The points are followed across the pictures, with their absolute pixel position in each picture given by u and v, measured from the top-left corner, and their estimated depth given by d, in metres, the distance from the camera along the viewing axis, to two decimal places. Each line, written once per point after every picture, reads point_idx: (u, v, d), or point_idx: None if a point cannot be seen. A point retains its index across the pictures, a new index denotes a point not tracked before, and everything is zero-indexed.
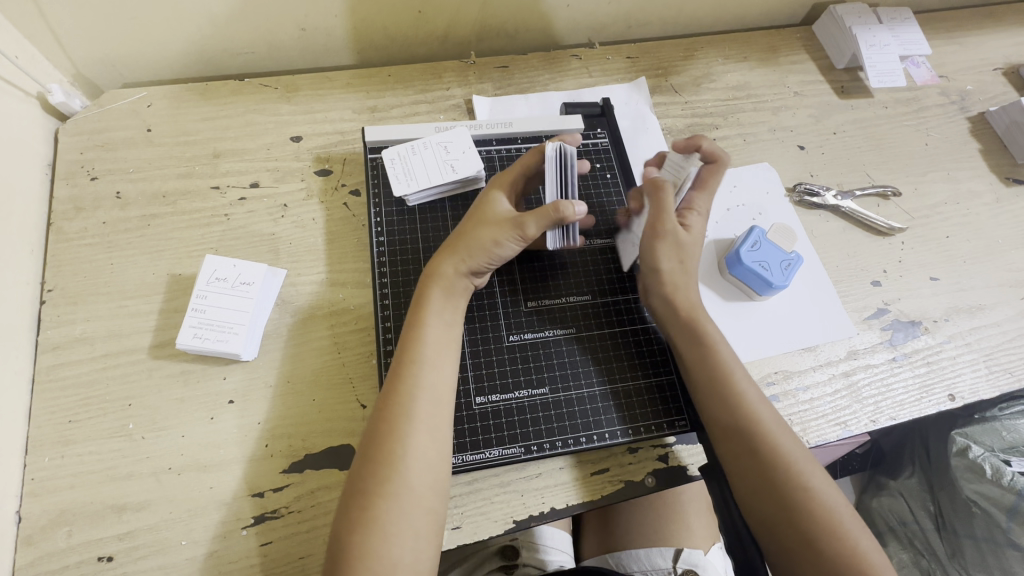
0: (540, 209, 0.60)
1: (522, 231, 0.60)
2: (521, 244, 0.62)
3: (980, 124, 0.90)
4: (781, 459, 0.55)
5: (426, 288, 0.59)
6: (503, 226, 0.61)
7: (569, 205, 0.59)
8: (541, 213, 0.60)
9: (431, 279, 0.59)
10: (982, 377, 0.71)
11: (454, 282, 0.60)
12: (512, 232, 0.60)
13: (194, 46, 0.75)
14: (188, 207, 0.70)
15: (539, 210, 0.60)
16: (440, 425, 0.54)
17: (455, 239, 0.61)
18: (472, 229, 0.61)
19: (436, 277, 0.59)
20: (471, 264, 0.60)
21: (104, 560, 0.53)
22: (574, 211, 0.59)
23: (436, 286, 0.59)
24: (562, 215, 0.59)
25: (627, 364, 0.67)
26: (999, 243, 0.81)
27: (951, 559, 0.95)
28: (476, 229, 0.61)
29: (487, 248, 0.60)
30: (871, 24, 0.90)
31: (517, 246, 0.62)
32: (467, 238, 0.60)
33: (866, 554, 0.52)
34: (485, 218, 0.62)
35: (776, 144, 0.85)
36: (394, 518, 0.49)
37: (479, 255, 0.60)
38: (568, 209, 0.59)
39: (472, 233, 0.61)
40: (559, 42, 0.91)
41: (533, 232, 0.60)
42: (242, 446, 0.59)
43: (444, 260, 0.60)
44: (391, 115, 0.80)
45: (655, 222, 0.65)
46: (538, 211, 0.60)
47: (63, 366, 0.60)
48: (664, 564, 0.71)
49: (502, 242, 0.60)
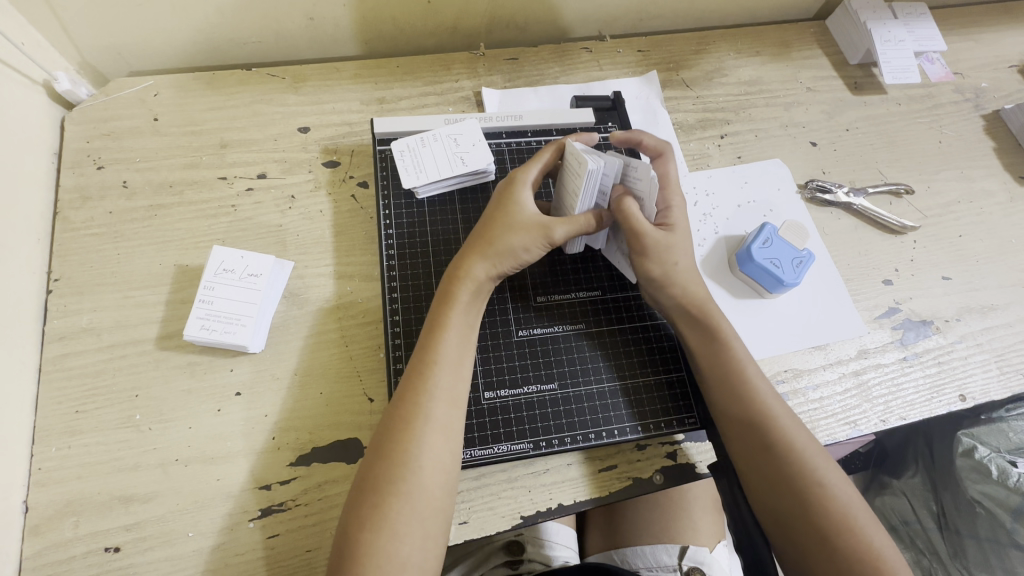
0: (572, 219, 0.61)
1: (552, 238, 0.61)
2: (547, 249, 0.62)
3: (994, 122, 0.90)
4: (796, 458, 0.55)
5: (454, 290, 0.58)
6: (533, 231, 0.60)
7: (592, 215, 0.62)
8: (573, 223, 0.61)
9: (458, 280, 0.59)
10: (994, 377, 0.71)
11: (484, 285, 0.60)
12: (542, 238, 0.60)
13: (201, 35, 0.74)
14: (195, 198, 0.70)
15: (571, 220, 0.61)
16: (454, 424, 0.54)
17: (484, 242, 0.60)
18: (503, 232, 0.60)
19: (465, 279, 0.59)
20: (500, 268, 0.60)
21: (111, 551, 0.53)
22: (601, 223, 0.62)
23: (464, 286, 0.58)
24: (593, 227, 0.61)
25: (636, 361, 0.66)
26: (1012, 242, 0.80)
27: (953, 558, 0.95)
28: (506, 234, 0.60)
29: (517, 254, 0.60)
30: (885, 19, 0.89)
31: (543, 251, 0.62)
32: (497, 243, 0.60)
33: (881, 552, 0.52)
34: (514, 222, 0.61)
35: (788, 140, 0.84)
36: (407, 517, 0.49)
37: (508, 260, 0.60)
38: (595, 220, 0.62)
39: (502, 238, 0.60)
40: (569, 35, 0.90)
41: (562, 239, 0.61)
42: (249, 438, 0.59)
43: (476, 263, 0.59)
44: (400, 107, 0.79)
45: (632, 238, 0.62)
46: (567, 219, 0.61)
47: (70, 356, 0.60)
48: (669, 561, 0.70)
49: (532, 249, 0.61)
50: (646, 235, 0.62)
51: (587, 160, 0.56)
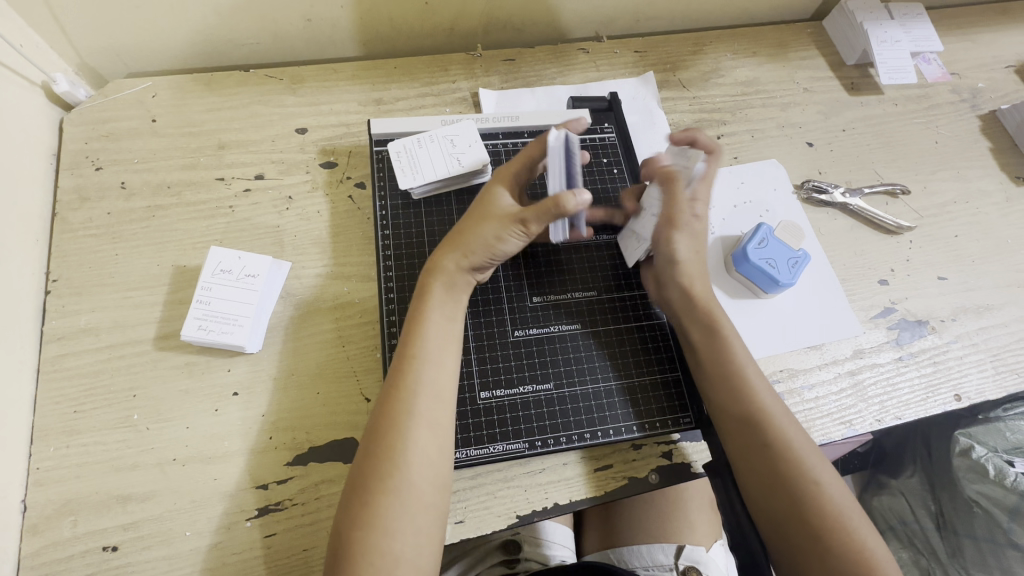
0: (539, 203, 0.58)
1: (524, 225, 0.59)
2: (522, 237, 0.61)
3: (991, 123, 0.90)
4: (790, 456, 0.55)
5: (428, 284, 0.59)
6: (503, 220, 0.60)
7: (570, 197, 0.57)
8: (539, 206, 0.58)
9: (432, 274, 0.59)
10: (989, 377, 0.71)
11: (456, 277, 0.59)
12: (512, 225, 0.59)
13: (199, 36, 0.74)
14: (193, 199, 0.70)
15: (537, 204, 0.59)
16: (444, 421, 0.54)
17: (456, 236, 0.61)
18: (474, 224, 0.60)
19: (437, 272, 0.59)
20: (471, 258, 0.60)
21: (109, 550, 0.54)
22: (576, 203, 0.57)
23: (437, 280, 0.59)
24: (562, 207, 0.57)
25: (632, 361, 0.66)
26: (1008, 242, 0.80)
27: (951, 558, 0.95)
28: (476, 225, 0.60)
29: (488, 243, 0.59)
30: (882, 19, 0.89)
31: (519, 239, 0.61)
32: (467, 235, 0.60)
33: (873, 552, 0.52)
34: (486, 213, 0.61)
35: (784, 140, 0.85)
36: (396, 513, 0.49)
37: (479, 250, 0.60)
38: (569, 201, 0.57)
39: (472, 229, 0.60)
40: (567, 35, 0.90)
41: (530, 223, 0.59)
42: (246, 438, 0.59)
43: (447, 255, 0.60)
44: (397, 108, 0.79)
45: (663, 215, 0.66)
46: (537, 204, 0.59)
47: (68, 356, 0.60)
48: (665, 560, 0.71)
49: (502, 238, 0.60)
50: (677, 215, 0.66)
51: (552, 133, 0.62)
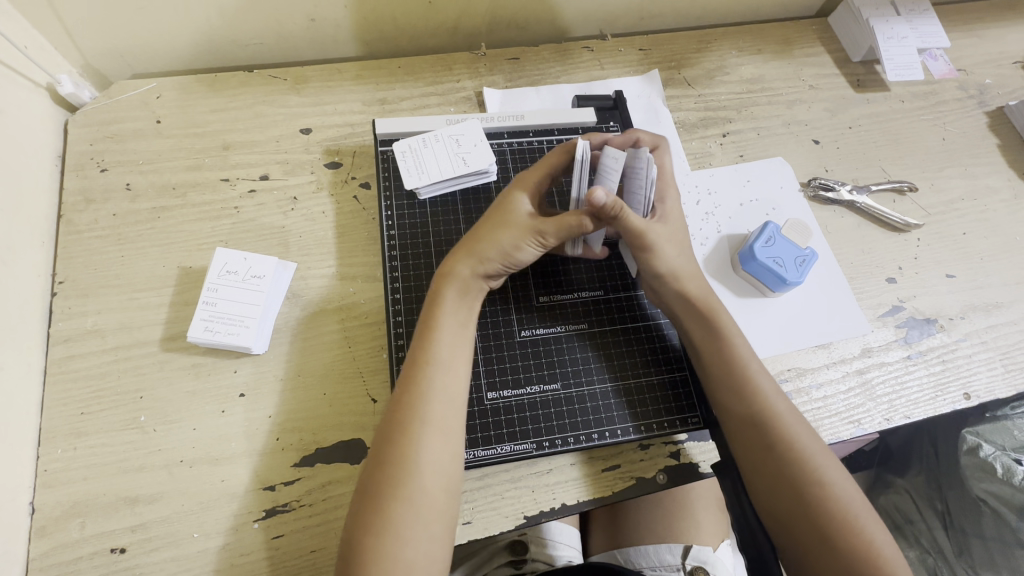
0: (563, 219, 0.59)
1: (543, 238, 0.60)
2: (540, 248, 0.61)
3: (998, 119, 0.89)
4: (801, 459, 0.55)
5: (440, 289, 0.59)
6: (521, 230, 0.60)
7: (592, 220, 0.59)
8: (563, 224, 0.59)
9: (445, 279, 0.59)
10: (999, 376, 0.70)
11: (470, 284, 0.59)
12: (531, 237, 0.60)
13: (204, 37, 0.74)
14: (198, 199, 0.70)
15: (560, 220, 0.59)
16: (454, 426, 0.54)
17: (472, 241, 0.60)
18: (492, 232, 0.60)
19: (450, 279, 0.59)
20: (487, 267, 0.60)
21: (117, 552, 0.54)
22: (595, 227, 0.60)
23: (450, 286, 0.59)
24: (584, 230, 0.59)
25: (638, 360, 0.66)
26: (1017, 240, 0.80)
27: (959, 557, 0.93)
28: (494, 233, 0.60)
29: (506, 252, 0.60)
30: (888, 15, 0.88)
31: (535, 250, 0.61)
32: (483, 242, 0.60)
33: (884, 552, 0.52)
34: (504, 221, 0.61)
35: (790, 138, 0.84)
36: (407, 519, 0.49)
37: (495, 259, 0.60)
38: (589, 224, 0.59)
39: (488, 237, 0.60)
40: (570, 34, 0.90)
41: (550, 240, 0.60)
42: (253, 439, 0.59)
43: (460, 261, 0.59)
44: (401, 107, 0.79)
45: (635, 237, 0.62)
46: (558, 221, 0.60)
47: (76, 358, 0.60)
48: (673, 560, 0.71)
49: (520, 248, 0.60)
50: (647, 231, 0.62)
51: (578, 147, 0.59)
